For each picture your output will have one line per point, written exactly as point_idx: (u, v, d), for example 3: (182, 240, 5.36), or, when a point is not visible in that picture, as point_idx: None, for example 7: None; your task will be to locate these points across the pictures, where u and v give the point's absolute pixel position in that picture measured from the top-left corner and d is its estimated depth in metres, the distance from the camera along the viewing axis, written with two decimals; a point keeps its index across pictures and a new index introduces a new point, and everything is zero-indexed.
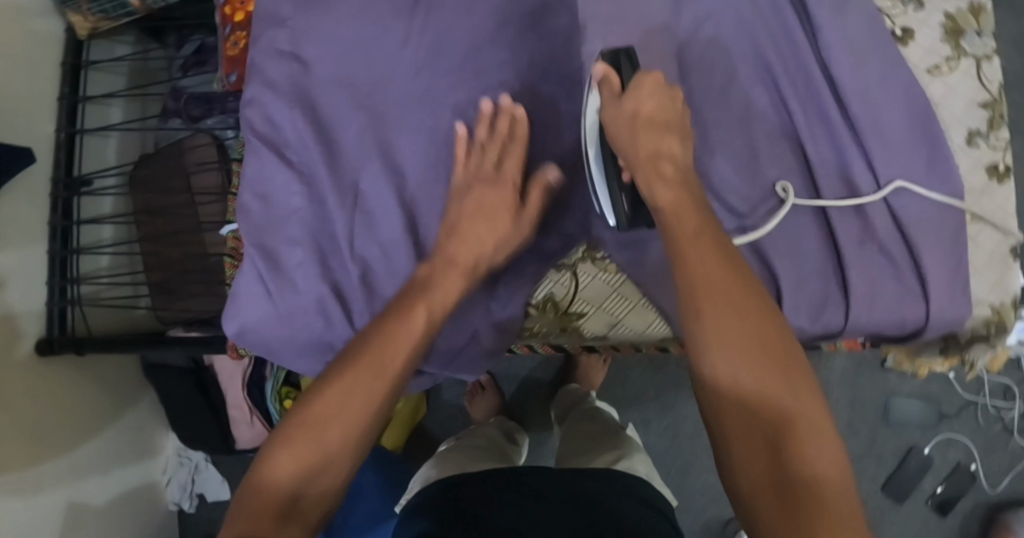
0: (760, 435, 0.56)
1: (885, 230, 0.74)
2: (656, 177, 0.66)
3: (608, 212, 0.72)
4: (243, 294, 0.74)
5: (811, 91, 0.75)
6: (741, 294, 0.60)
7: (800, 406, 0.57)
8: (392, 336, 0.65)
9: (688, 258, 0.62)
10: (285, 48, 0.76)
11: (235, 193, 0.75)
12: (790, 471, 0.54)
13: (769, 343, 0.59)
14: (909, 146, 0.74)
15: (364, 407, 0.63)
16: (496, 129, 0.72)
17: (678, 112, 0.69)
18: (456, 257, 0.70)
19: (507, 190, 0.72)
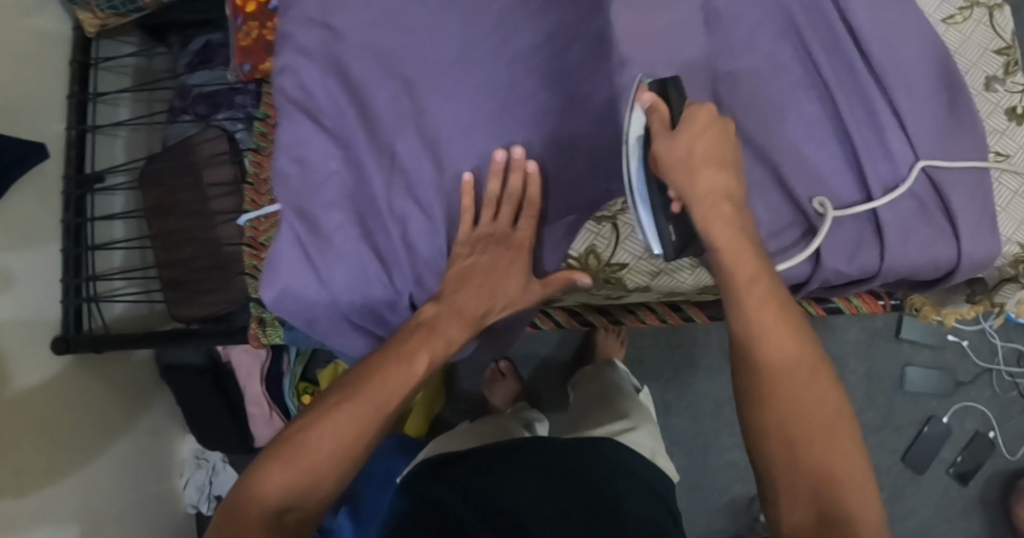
0: (801, 478, 0.61)
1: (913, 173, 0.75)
2: (715, 218, 0.65)
3: (653, 241, 0.70)
4: (281, 260, 0.74)
5: (834, 41, 0.76)
6: (788, 343, 0.62)
7: (836, 458, 0.61)
8: (391, 377, 0.68)
9: (738, 302, 0.64)
10: (316, 17, 0.77)
11: (272, 158, 0.75)
12: (831, 508, 0.59)
13: (818, 399, 0.62)
14: (931, 92, 0.76)
15: (359, 441, 0.65)
16: (511, 188, 0.73)
17: (731, 147, 0.67)
18: (469, 309, 0.74)
19: (518, 247, 0.75)
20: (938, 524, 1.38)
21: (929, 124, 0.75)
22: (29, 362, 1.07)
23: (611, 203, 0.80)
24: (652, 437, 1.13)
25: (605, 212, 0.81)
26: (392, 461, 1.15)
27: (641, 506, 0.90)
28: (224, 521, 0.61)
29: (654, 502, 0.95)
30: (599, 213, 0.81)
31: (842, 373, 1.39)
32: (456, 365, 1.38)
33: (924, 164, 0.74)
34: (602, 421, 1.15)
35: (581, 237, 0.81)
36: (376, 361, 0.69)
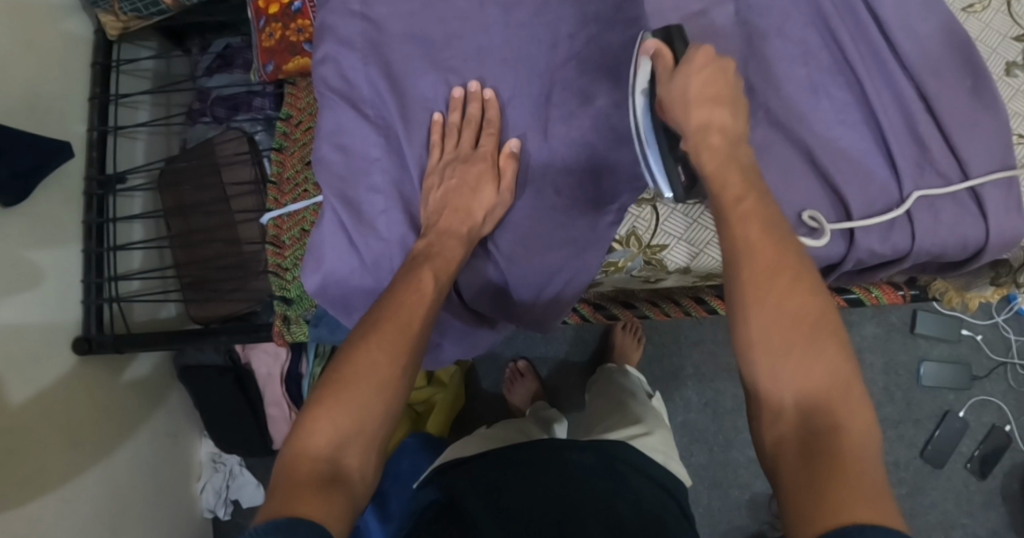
0: (784, 389, 0.60)
1: (941, 155, 0.78)
2: (704, 146, 0.68)
3: (664, 184, 0.73)
4: (325, 244, 0.78)
5: (859, 27, 0.79)
6: (771, 261, 0.62)
7: (821, 373, 0.59)
8: (406, 301, 0.69)
9: (738, 238, 0.64)
10: (356, 8, 0.80)
11: (315, 145, 0.79)
12: (820, 423, 0.57)
13: (804, 313, 0.60)
14: (957, 76, 0.78)
15: (395, 368, 0.65)
16: (468, 115, 0.77)
17: (728, 84, 0.69)
18: (456, 226, 0.75)
19: (485, 162, 0.77)
20: (959, 518, 1.38)
21: (955, 107, 0.78)
22: (49, 361, 1.06)
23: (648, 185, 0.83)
24: (666, 442, 1.08)
25: (644, 196, 0.83)
26: (416, 458, 1.17)
27: (660, 505, 0.88)
28: (280, 484, 0.58)
29: (671, 507, 0.90)
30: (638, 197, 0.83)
31: (859, 366, 1.42)
32: (475, 365, 1.40)
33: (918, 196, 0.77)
34: (618, 423, 1.11)
35: (623, 222, 0.83)
36: (387, 294, 0.70)
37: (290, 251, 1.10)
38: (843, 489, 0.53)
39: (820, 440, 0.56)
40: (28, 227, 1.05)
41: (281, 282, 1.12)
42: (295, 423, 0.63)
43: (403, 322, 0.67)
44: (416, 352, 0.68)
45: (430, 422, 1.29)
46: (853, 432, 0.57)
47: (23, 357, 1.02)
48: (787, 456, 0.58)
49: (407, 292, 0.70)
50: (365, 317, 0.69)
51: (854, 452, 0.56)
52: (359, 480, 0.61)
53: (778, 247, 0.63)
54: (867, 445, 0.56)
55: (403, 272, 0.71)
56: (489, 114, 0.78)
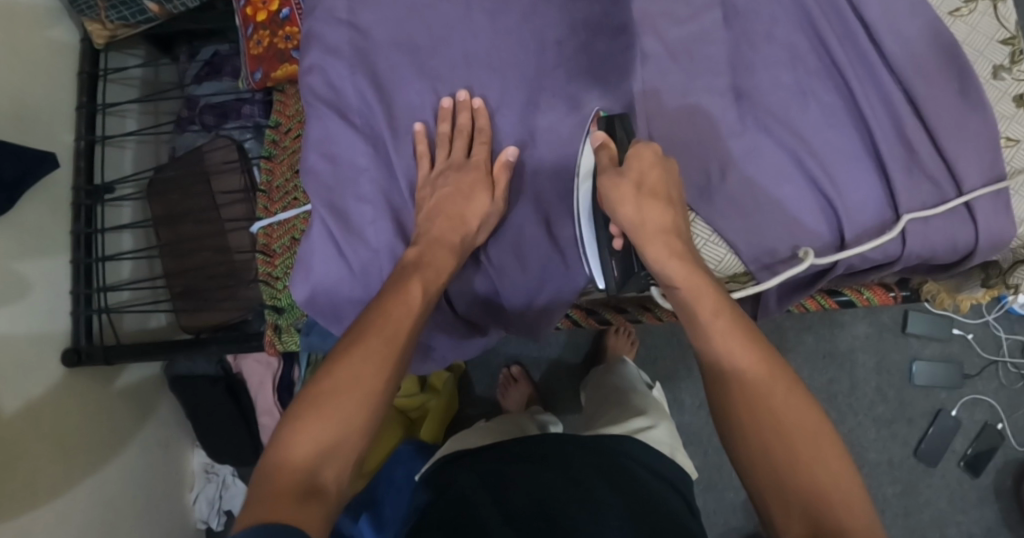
0: (790, 500, 0.59)
1: (930, 159, 0.78)
2: (663, 253, 0.69)
3: (598, 275, 0.75)
4: (313, 255, 0.76)
5: (847, 31, 0.80)
6: (749, 345, 0.65)
7: (816, 453, 0.60)
8: (393, 312, 0.68)
9: (712, 337, 0.66)
10: (342, 15, 0.80)
11: (302, 154, 0.77)
12: (824, 522, 0.57)
13: (777, 406, 0.63)
14: (942, 79, 0.79)
15: (379, 382, 0.65)
16: (458, 125, 0.77)
17: (673, 181, 0.72)
18: (449, 235, 0.74)
19: (480, 171, 0.76)
20: (953, 516, 1.38)
21: (942, 109, 0.78)
22: (38, 373, 1.06)
23: None
24: (670, 433, 1.09)
25: None
26: (411, 464, 1.16)
27: (664, 499, 0.87)
28: (258, 494, 0.58)
29: (676, 502, 0.89)
30: None
31: (852, 367, 1.42)
32: (468, 370, 1.40)
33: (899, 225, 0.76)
34: (620, 416, 1.11)
35: None
36: (375, 306, 0.69)
37: (280, 259, 1.11)
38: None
39: None
40: (14, 238, 1.05)
41: (271, 292, 1.12)
42: (278, 430, 0.62)
43: (390, 334, 0.67)
44: (401, 366, 0.67)
45: (423, 429, 1.28)
46: (851, 511, 0.58)
47: (11, 368, 1.01)
48: (793, 531, 0.58)
49: (394, 305, 0.69)
50: (351, 327, 0.68)
51: (856, 528, 0.57)
52: (335, 493, 0.60)
53: (753, 347, 0.65)
54: (871, 536, 0.57)
55: (393, 280, 0.71)
56: (481, 125, 0.77)
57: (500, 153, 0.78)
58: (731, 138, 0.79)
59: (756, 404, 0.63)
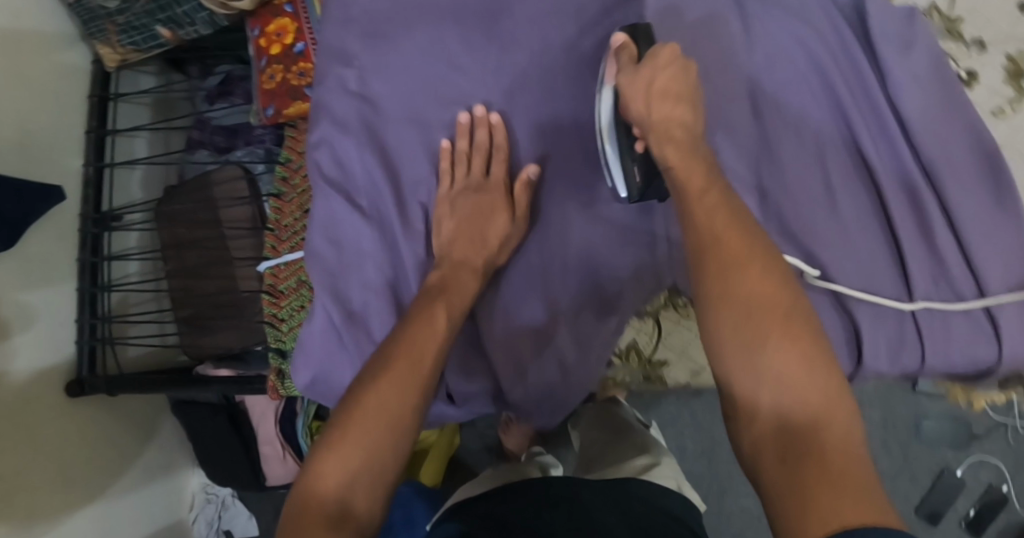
0: (763, 396, 0.52)
1: (960, 273, 0.74)
2: (665, 138, 0.64)
3: (619, 184, 0.70)
4: (314, 343, 0.73)
5: (880, 127, 0.77)
6: (740, 246, 0.57)
7: (797, 363, 0.52)
8: (417, 334, 0.64)
9: (699, 217, 0.59)
10: (353, 86, 0.76)
11: (306, 236, 0.73)
12: (797, 425, 0.50)
13: (771, 294, 0.54)
14: (977, 183, 0.75)
15: (407, 405, 0.60)
16: (476, 141, 0.73)
17: (694, 83, 0.66)
18: (471, 257, 0.69)
19: (499, 192, 0.71)
20: None
21: (976, 218, 0.74)
22: (39, 407, 1.05)
23: (653, 299, 0.74)
24: (673, 468, 1.04)
25: (648, 307, 0.73)
26: (406, 509, 1.15)
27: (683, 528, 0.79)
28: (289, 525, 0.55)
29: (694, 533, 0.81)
30: (640, 308, 0.74)
31: None
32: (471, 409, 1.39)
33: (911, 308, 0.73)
34: (621, 456, 1.06)
35: (624, 331, 0.74)
36: (398, 328, 0.65)
37: (287, 301, 1.10)
38: (832, 504, 0.45)
39: (803, 451, 0.49)
40: (17, 270, 1.03)
41: (276, 333, 1.12)
42: (308, 461, 0.59)
43: (416, 356, 0.63)
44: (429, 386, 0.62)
45: (423, 473, 1.29)
46: (835, 429, 0.50)
47: (13, 405, 1.01)
48: (765, 453, 0.51)
49: (419, 327, 0.65)
50: (377, 350, 0.65)
51: (835, 448, 0.49)
52: (367, 521, 0.56)
53: (741, 229, 0.58)
54: (855, 457, 0.48)
55: (418, 300, 0.67)
56: (491, 189, 0.71)
57: (521, 170, 0.72)
58: None
59: (736, 300, 0.55)
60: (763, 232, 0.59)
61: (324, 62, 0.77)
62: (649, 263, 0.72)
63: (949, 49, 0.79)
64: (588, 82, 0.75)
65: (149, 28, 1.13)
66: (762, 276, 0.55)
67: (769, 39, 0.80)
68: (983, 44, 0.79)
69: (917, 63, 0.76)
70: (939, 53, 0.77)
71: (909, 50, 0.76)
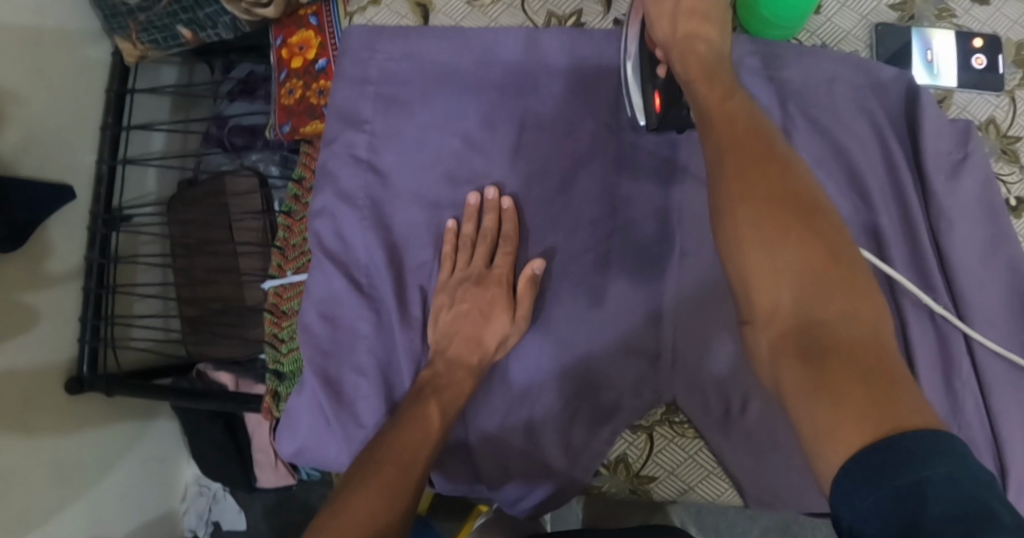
0: (784, 293, 0.53)
1: (975, 417, 0.71)
2: (689, 53, 0.66)
3: (639, 111, 0.71)
4: (300, 418, 0.72)
5: (916, 258, 0.72)
6: (760, 148, 0.59)
7: (816, 254, 0.54)
8: (410, 437, 0.61)
9: (720, 125, 0.61)
10: (362, 154, 0.74)
11: (301, 310, 0.72)
12: (816, 315, 0.52)
13: (788, 188, 0.57)
14: (1007, 329, 0.71)
15: (396, 510, 0.57)
16: (483, 228, 0.70)
17: (719, 6, 0.68)
18: (466, 355, 0.67)
19: (499, 286, 0.69)
20: None
21: (994, 366, 0.71)
22: (40, 404, 1.06)
23: (650, 412, 0.71)
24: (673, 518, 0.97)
25: (642, 420, 0.70)
26: None
27: None
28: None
29: None
30: (635, 420, 0.70)
31: None
32: None
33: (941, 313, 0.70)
34: None
35: (614, 441, 0.70)
36: (389, 431, 0.62)
37: (288, 322, 1.07)
38: (853, 392, 0.47)
39: (824, 343, 0.50)
40: (25, 268, 1.03)
41: (275, 353, 1.11)
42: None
43: (407, 461, 0.60)
44: (416, 493, 0.60)
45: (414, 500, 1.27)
46: (859, 324, 0.52)
47: (16, 402, 1.02)
48: (783, 360, 0.52)
49: (412, 429, 0.62)
50: (363, 453, 0.62)
51: (859, 342, 0.50)
52: None
53: (755, 128, 0.60)
54: (879, 343, 0.51)
55: (410, 398, 0.64)
56: (492, 283, 0.69)
57: (526, 264, 0.69)
58: None
59: (754, 198, 0.56)
60: (781, 139, 0.61)
61: (336, 126, 0.75)
62: (651, 377, 0.70)
63: (998, 169, 0.74)
64: (604, 176, 0.73)
65: (171, 27, 1.09)
66: (781, 177, 0.58)
67: (808, 138, 0.75)
68: None
69: (965, 193, 0.72)
70: (990, 177, 0.72)
71: (958, 174, 0.73)
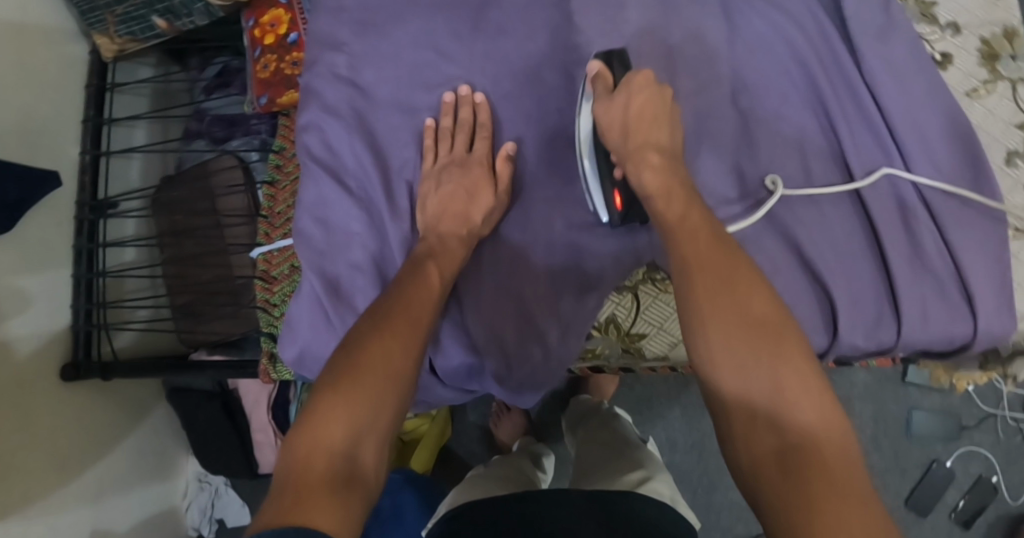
0: (759, 407, 0.55)
1: (936, 253, 0.75)
2: (643, 164, 0.66)
3: (600, 208, 0.72)
4: (298, 320, 0.75)
5: (863, 118, 0.78)
6: (725, 266, 0.59)
7: (788, 372, 0.55)
8: (414, 296, 0.65)
9: (684, 245, 0.61)
10: (343, 73, 0.79)
11: (294, 217, 0.76)
12: (794, 434, 0.53)
13: (757, 312, 0.57)
14: (953, 169, 0.76)
15: (409, 360, 0.61)
16: (460, 119, 0.75)
17: (669, 108, 0.69)
18: (455, 230, 0.71)
19: (481, 167, 0.74)
20: None
21: (950, 206, 0.75)
22: (36, 388, 1.06)
23: (633, 273, 0.76)
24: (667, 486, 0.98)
25: (627, 281, 0.76)
26: (398, 496, 1.16)
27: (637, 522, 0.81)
28: (289, 485, 0.51)
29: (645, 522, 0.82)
30: (621, 282, 0.76)
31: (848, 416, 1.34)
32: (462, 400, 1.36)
33: (890, 170, 0.76)
34: (613, 468, 1.01)
35: (603, 307, 0.77)
36: (392, 292, 0.65)
37: (280, 286, 1.10)
38: (831, 508, 0.48)
39: (800, 459, 0.51)
40: (19, 253, 1.05)
41: (268, 318, 1.11)
42: (299, 419, 0.56)
43: (413, 318, 0.63)
44: (422, 349, 0.63)
45: (414, 459, 1.29)
46: (834, 443, 0.52)
47: (15, 383, 1.02)
48: (765, 477, 0.52)
49: (413, 287, 0.65)
50: (365, 313, 0.64)
51: (833, 457, 0.51)
52: (375, 479, 0.55)
53: (719, 245, 0.61)
54: (849, 459, 0.51)
55: (407, 268, 0.67)
56: (472, 163, 0.74)
57: (501, 148, 0.75)
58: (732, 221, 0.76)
59: (723, 317, 0.57)
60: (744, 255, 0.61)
61: (315, 50, 0.80)
62: (629, 243, 0.74)
63: (923, 32, 0.82)
64: (568, 69, 0.78)
65: (147, 18, 1.14)
66: (750, 297, 0.58)
67: (751, 25, 0.81)
68: (956, 28, 0.81)
69: (895, 52, 0.78)
70: (916, 38, 0.78)
71: (886, 38, 0.78)
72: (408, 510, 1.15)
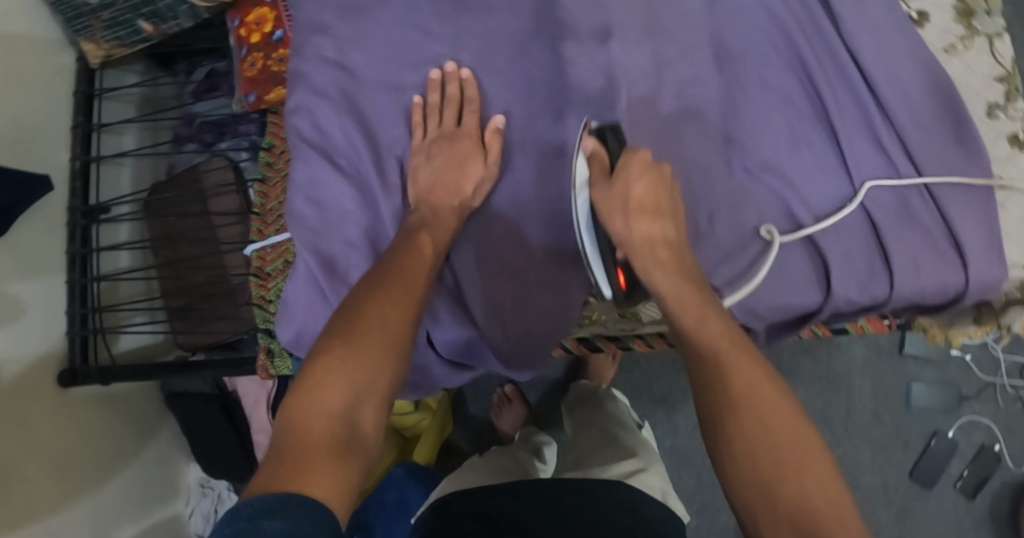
0: (776, 493, 0.53)
1: (922, 205, 0.76)
2: (653, 262, 0.64)
3: (603, 283, 0.71)
4: (294, 300, 0.76)
5: (840, 76, 0.79)
6: (736, 353, 0.58)
7: (801, 458, 0.54)
8: (409, 265, 0.65)
9: (696, 334, 0.60)
10: (330, 55, 0.80)
11: (287, 198, 0.77)
12: (811, 524, 0.52)
13: (769, 396, 0.56)
14: (937, 122, 0.77)
15: (405, 326, 0.61)
16: (448, 95, 0.76)
17: (668, 193, 0.66)
18: (447, 201, 0.72)
19: (471, 139, 0.75)
20: None
21: (937, 159, 0.76)
22: (34, 395, 1.06)
23: None
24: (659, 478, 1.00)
25: None
26: (402, 488, 1.16)
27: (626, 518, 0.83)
28: (286, 450, 0.51)
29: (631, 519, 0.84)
30: None
31: (849, 391, 1.34)
32: (462, 390, 1.36)
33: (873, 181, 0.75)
34: (608, 456, 1.02)
35: None
36: (386, 263, 0.65)
37: (274, 283, 1.09)
38: None
39: None
40: (13, 260, 1.05)
41: (264, 315, 1.10)
42: (296, 386, 0.56)
43: (407, 286, 0.63)
44: (417, 316, 0.63)
45: (417, 451, 1.28)
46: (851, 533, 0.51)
47: (13, 390, 1.02)
48: None
49: (407, 257, 0.66)
50: (359, 282, 0.64)
51: None
52: (373, 443, 0.55)
53: (728, 331, 0.60)
54: None
55: (400, 239, 0.68)
56: (460, 135, 0.75)
57: (490, 121, 0.76)
58: (721, 183, 0.77)
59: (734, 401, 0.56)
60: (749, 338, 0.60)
61: (302, 34, 0.81)
62: None
63: None
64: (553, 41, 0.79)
65: (132, 23, 1.15)
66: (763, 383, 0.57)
67: None
68: None
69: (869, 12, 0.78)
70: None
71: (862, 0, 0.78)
72: (413, 501, 1.14)
